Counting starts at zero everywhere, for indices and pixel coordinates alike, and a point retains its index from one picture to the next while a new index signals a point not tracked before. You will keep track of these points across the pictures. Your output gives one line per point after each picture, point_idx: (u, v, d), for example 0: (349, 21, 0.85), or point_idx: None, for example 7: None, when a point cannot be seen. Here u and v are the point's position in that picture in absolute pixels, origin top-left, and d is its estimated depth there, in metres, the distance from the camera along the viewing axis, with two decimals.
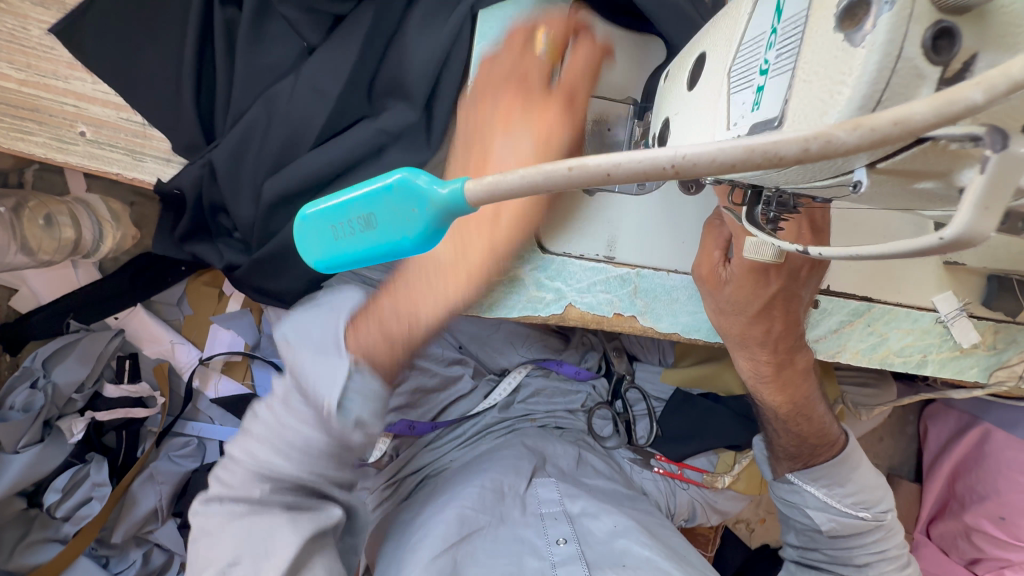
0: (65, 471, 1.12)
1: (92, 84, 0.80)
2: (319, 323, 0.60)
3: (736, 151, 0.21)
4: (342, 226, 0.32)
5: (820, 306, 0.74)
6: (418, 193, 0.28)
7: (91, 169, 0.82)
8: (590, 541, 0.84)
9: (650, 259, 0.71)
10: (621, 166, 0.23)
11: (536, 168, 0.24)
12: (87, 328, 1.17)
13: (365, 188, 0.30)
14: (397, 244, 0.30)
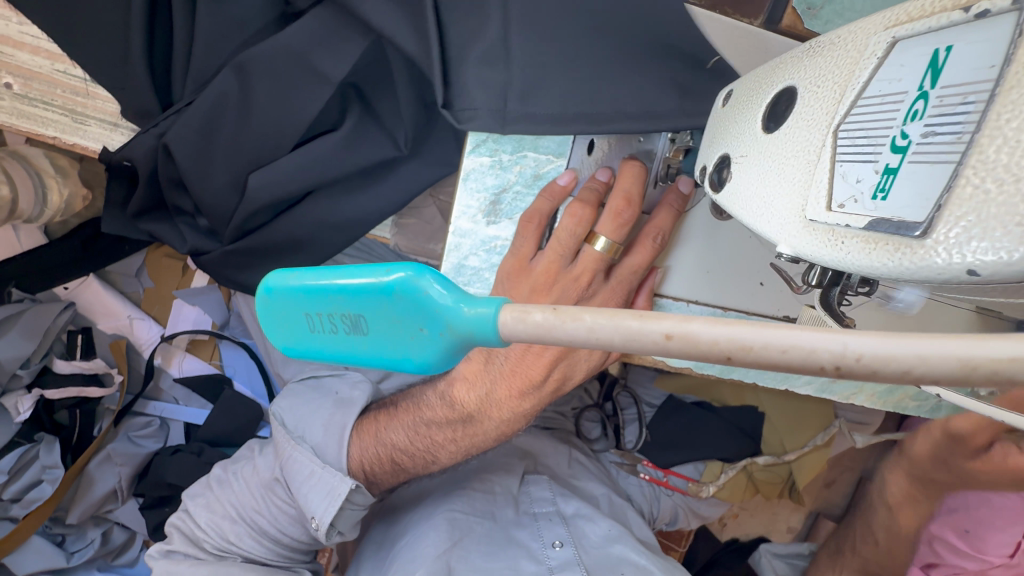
0: (10, 452, 1.01)
1: (18, 24, 0.66)
2: (322, 419, 0.66)
3: (945, 363, 0.16)
4: (318, 318, 0.24)
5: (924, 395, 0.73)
6: (430, 311, 0.21)
7: (23, 128, 0.71)
8: (585, 545, 0.82)
9: (699, 294, 0.62)
10: (753, 348, 0.17)
11: (613, 321, 0.18)
12: (32, 299, 1.05)
13: (350, 282, 0.22)
14: (396, 363, 0.23)
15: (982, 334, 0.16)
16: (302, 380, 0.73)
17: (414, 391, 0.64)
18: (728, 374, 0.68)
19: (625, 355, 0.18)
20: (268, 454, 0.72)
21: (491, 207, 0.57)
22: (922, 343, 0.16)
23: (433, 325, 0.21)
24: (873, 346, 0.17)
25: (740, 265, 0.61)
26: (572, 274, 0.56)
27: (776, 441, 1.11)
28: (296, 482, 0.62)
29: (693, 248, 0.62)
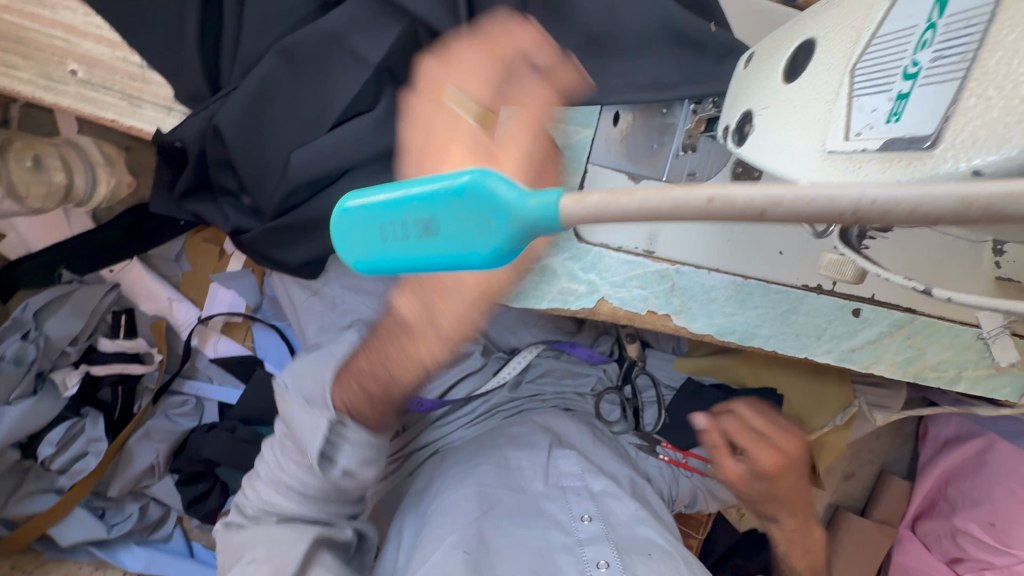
0: (59, 424, 1.09)
1: (83, 15, 0.71)
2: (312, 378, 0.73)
3: (953, 200, 0.18)
4: (392, 228, 0.27)
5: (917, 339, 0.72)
6: (498, 204, 0.24)
7: (83, 112, 0.75)
8: (615, 522, 0.80)
9: (691, 256, 0.66)
10: (782, 202, 0.20)
11: (662, 192, 0.21)
12: (80, 280, 1.11)
13: (426, 187, 0.26)
14: (463, 258, 0.26)
15: (986, 179, 0.19)
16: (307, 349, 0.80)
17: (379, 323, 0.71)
18: (748, 343, 0.70)
19: (671, 217, 0.21)
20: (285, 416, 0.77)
21: None
22: (931, 186, 0.19)
23: (499, 217, 0.24)
24: (886, 192, 0.19)
25: (754, 239, 0.66)
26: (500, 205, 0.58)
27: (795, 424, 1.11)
28: (296, 422, 0.70)
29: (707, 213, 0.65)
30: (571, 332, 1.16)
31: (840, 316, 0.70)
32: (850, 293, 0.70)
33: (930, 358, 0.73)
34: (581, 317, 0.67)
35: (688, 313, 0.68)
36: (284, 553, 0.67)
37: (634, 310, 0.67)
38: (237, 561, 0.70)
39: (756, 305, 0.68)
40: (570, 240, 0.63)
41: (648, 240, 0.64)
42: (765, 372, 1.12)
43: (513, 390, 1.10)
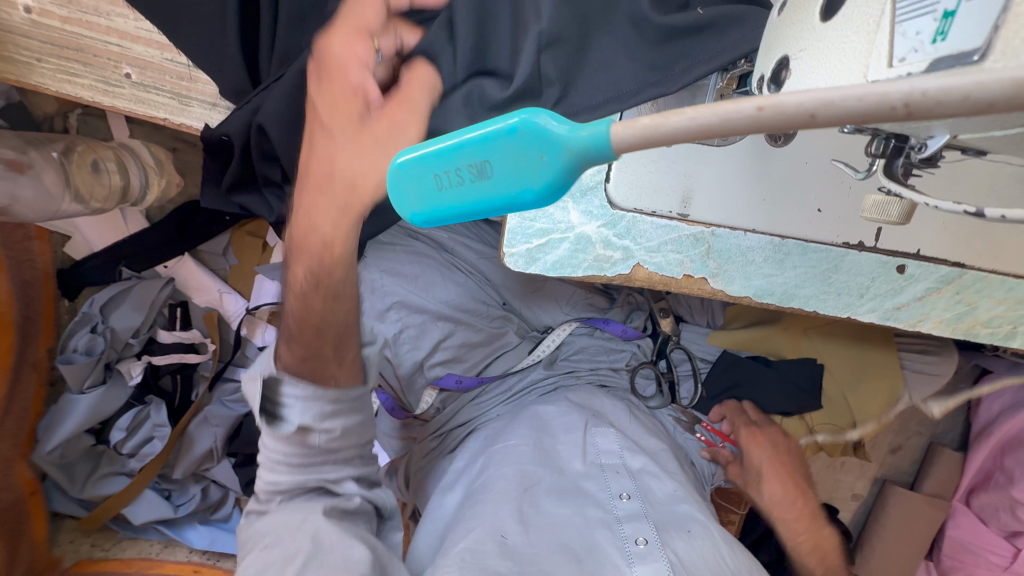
0: (128, 411, 1.18)
1: (134, 20, 0.76)
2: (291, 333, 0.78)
3: (1002, 86, 0.21)
4: (448, 175, 0.31)
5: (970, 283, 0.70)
6: (550, 140, 0.28)
7: (139, 114, 0.81)
8: (652, 500, 0.74)
9: (729, 218, 0.65)
10: (831, 105, 0.23)
11: (714, 109, 0.24)
12: (139, 276, 1.19)
13: (479, 133, 0.29)
14: (516, 197, 0.29)
15: None
16: None
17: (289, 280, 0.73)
18: (787, 304, 0.70)
19: (725, 131, 0.24)
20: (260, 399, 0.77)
21: None
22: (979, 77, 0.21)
23: (552, 152, 0.28)
24: (937, 84, 0.22)
25: (793, 194, 0.65)
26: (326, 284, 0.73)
27: (839, 396, 1.09)
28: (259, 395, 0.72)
29: (745, 172, 0.64)
30: (604, 308, 1.16)
31: (882, 273, 0.69)
32: (894, 249, 0.68)
33: (977, 313, 0.71)
34: (616, 284, 0.68)
35: (724, 276, 0.68)
36: (291, 537, 0.65)
37: (669, 275, 0.67)
38: (249, 550, 0.68)
39: (794, 265, 0.68)
40: (602, 208, 0.64)
41: (682, 203, 0.65)
42: (804, 342, 1.10)
43: (548, 367, 1.12)
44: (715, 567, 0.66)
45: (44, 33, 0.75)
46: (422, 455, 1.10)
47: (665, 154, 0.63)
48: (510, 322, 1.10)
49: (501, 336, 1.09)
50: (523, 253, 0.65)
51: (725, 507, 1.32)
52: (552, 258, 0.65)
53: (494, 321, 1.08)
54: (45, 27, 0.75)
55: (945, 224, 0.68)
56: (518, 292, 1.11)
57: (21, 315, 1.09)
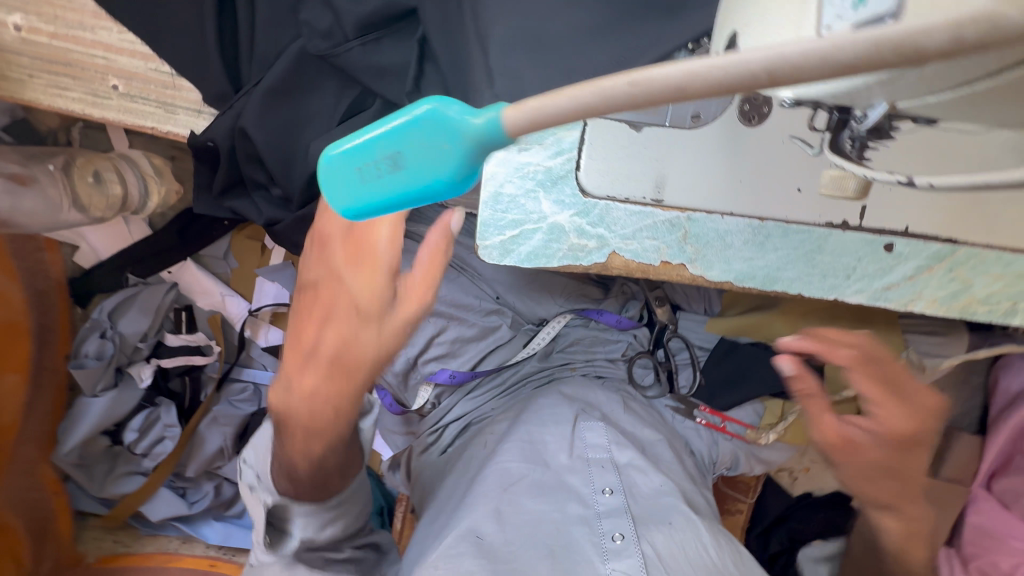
0: (139, 413, 1.22)
1: (118, 33, 0.78)
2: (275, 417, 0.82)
3: (846, 52, 0.23)
4: (367, 167, 0.33)
5: (962, 260, 0.67)
6: (451, 128, 0.31)
7: (128, 124, 0.83)
8: (637, 494, 0.73)
9: (704, 201, 0.64)
10: (694, 77, 0.25)
11: (596, 85, 0.27)
12: (144, 282, 1.22)
13: (389, 125, 0.32)
14: (430, 184, 0.33)
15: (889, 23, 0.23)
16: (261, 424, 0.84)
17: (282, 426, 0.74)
18: (771, 287, 0.68)
19: (604, 104, 0.27)
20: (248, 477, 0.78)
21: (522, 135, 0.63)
22: (831, 44, 0.24)
23: (452, 140, 0.31)
24: (796, 49, 0.24)
25: (769, 175, 0.63)
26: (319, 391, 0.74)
27: None
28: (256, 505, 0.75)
29: (718, 154, 0.63)
30: (598, 298, 1.14)
31: (870, 252, 0.67)
32: (879, 227, 0.66)
33: (974, 290, 0.68)
34: (593, 273, 0.67)
35: (703, 261, 0.67)
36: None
37: (646, 262, 0.66)
38: None
39: (775, 248, 0.67)
40: (573, 197, 0.64)
41: (655, 188, 0.64)
42: (804, 326, 1.08)
43: (543, 360, 1.13)
44: (697, 564, 0.65)
45: (34, 49, 0.78)
46: (421, 451, 1.08)
47: (634, 139, 0.62)
48: (502, 315, 1.10)
49: (495, 330, 1.10)
50: (496, 245, 0.65)
51: (733, 496, 1.30)
52: (526, 249, 0.65)
53: (486, 315, 1.09)
54: (35, 44, 0.78)
55: (932, 198, 0.66)
56: (510, 285, 1.09)
57: (37, 323, 1.14)
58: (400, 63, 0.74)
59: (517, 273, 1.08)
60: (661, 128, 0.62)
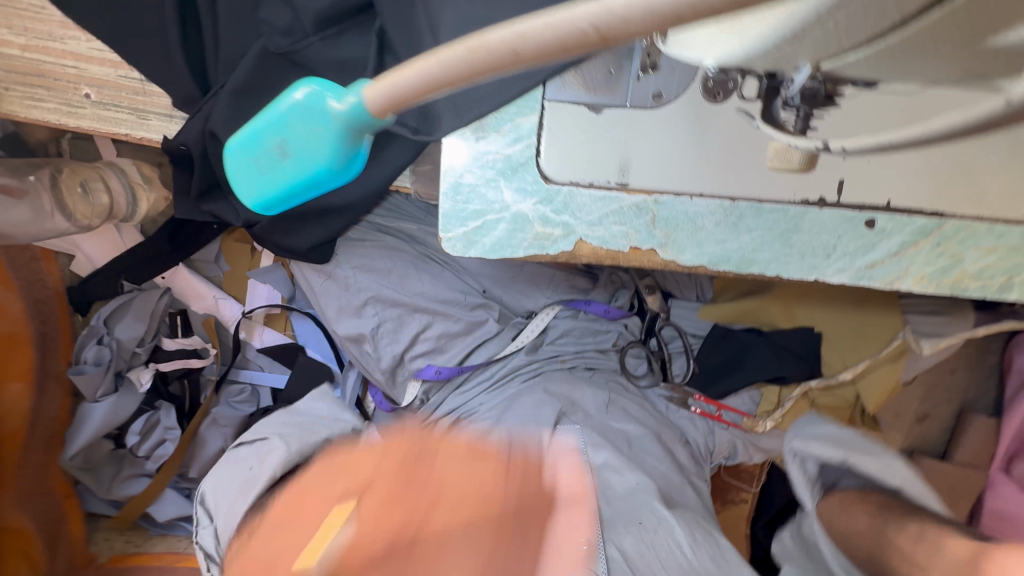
0: (140, 416, 1.24)
1: (87, 41, 0.78)
2: (246, 450, 0.81)
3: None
4: (265, 155, 0.41)
5: (952, 234, 0.64)
6: (323, 112, 0.39)
7: (103, 131, 0.83)
8: (609, 495, 0.76)
9: (671, 183, 0.62)
10: (526, 41, 0.29)
11: (436, 56, 0.32)
12: (139, 288, 1.25)
13: (274, 117, 0.40)
14: (319, 160, 0.41)
15: None
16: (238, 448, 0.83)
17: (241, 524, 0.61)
18: (746, 270, 0.65)
19: (447, 72, 0.32)
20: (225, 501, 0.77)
21: (479, 123, 0.62)
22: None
23: (328, 122, 0.39)
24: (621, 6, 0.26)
25: (736, 153, 0.62)
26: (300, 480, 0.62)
27: (838, 364, 1.03)
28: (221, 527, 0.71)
29: (683, 134, 0.61)
30: (586, 288, 1.13)
31: (850, 229, 0.64)
32: (859, 202, 0.63)
33: (967, 265, 0.64)
34: (561, 261, 0.65)
35: (674, 244, 0.64)
36: None
37: (615, 248, 0.64)
38: None
39: (749, 228, 0.64)
40: (535, 184, 0.62)
41: (619, 171, 0.62)
42: (798, 309, 1.04)
43: (531, 352, 1.09)
44: (669, 563, 0.68)
45: (8, 62, 0.79)
46: None
47: (595, 122, 0.61)
48: (489, 308, 1.08)
49: (481, 326, 1.07)
50: (459, 237, 0.63)
51: (736, 486, 1.28)
52: (491, 240, 0.64)
53: (473, 309, 1.07)
54: (9, 56, 0.79)
55: (915, 170, 0.63)
56: (495, 279, 1.09)
57: (37, 332, 1.17)
58: (362, 57, 0.74)
59: (502, 266, 1.08)
60: (622, 109, 0.61)
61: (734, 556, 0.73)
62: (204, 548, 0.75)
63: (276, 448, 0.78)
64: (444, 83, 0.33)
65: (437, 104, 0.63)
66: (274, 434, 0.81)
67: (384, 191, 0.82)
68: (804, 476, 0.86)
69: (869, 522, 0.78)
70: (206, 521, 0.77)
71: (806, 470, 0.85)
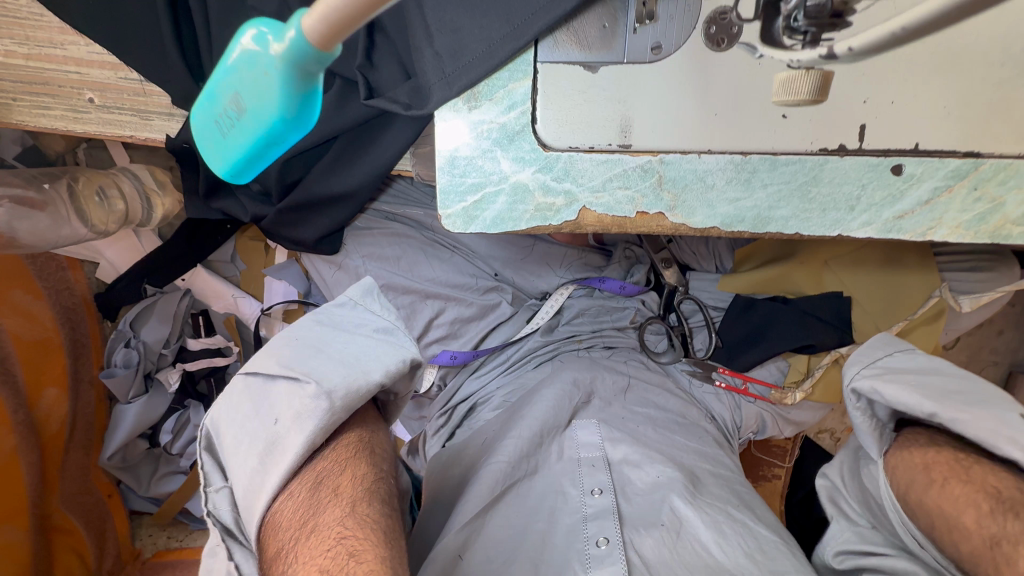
0: (171, 416, 1.29)
1: (86, 46, 0.79)
2: (271, 392, 0.54)
3: None
4: (223, 113, 0.42)
5: (992, 178, 0.58)
6: (262, 59, 0.38)
7: (109, 135, 0.84)
8: (629, 493, 0.68)
9: (675, 141, 0.59)
10: None
11: None
12: (161, 291, 1.28)
13: (226, 75, 0.40)
14: (262, 110, 0.40)
15: None
16: (258, 394, 0.55)
17: (299, 490, 0.49)
18: (763, 229, 0.61)
19: None
20: (261, 438, 0.51)
21: (471, 93, 0.59)
22: None
23: (267, 68, 0.38)
24: None
25: (746, 103, 0.58)
26: (331, 515, 0.46)
27: (871, 327, 0.96)
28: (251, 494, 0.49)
29: (685, 86, 0.58)
30: (599, 266, 1.11)
31: (875, 177, 0.59)
32: (883, 147, 0.59)
33: (1010, 211, 0.59)
34: (566, 232, 0.63)
35: (679, 205, 0.61)
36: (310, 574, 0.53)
37: (621, 215, 0.61)
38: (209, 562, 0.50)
39: (764, 183, 0.60)
40: (533, 152, 0.60)
41: (621, 132, 0.59)
42: (825, 273, 0.99)
43: (547, 334, 1.05)
44: (693, 564, 0.60)
45: (15, 72, 0.81)
46: (432, 434, 1.01)
47: (591, 82, 0.58)
48: (502, 291, 1.07)
49: (495, 308, 1.06)
50: (459, 213, 0.62)
51: (768, 461, 1.24)
52: (491, 214, 0.62)
53: (485, 293, 1.06)
54: (15, 67, 0.81)
55: (945, 107, 0.58)
56: (507, 261, 1.07)
57: (68, 339, 1.20)
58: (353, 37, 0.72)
59: (512, 247, 1.05)
60: (621, 67, 0.58)
61: (779, 551, 0.62)
62: (221, 520, 0.49)
63: (312, 402, 0.51)
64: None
65: (425, 76, 0.61)
66: (305, 367, 0.54)
67: (385, 175, 0.82)
68: (871, 419, 0.64)
69: (965, 492, 0.55)
70: (218, 480, 0.52)
71: (874, 415, 0.64)
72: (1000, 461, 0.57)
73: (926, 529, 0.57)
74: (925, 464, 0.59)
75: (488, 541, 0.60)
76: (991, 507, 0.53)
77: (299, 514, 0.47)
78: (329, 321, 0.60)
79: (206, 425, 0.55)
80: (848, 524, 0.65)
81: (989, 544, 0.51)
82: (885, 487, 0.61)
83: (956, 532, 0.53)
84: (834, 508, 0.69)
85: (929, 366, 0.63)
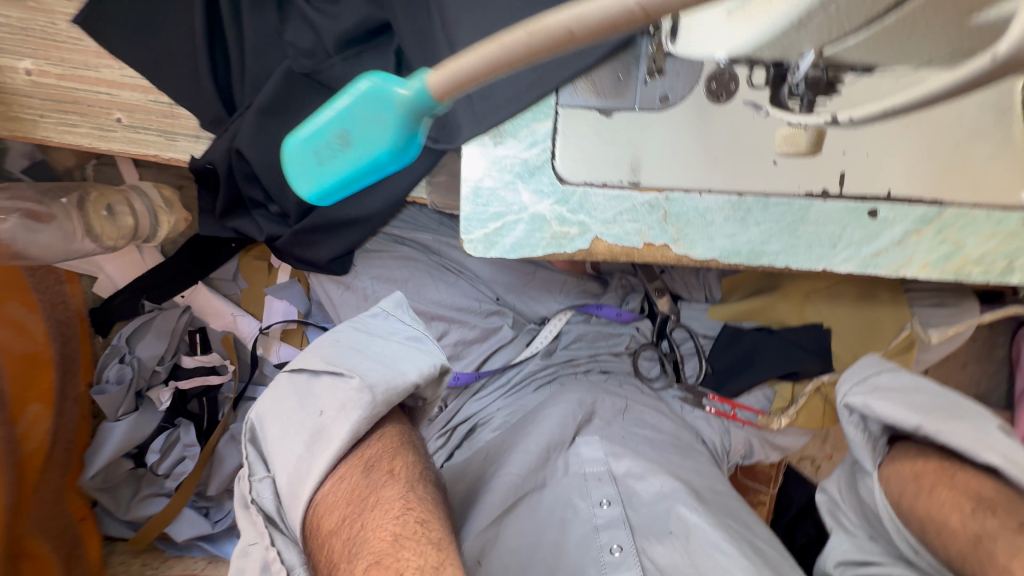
0: (160, 435, 1.26)
1: (120, 69, 0.83)
2: (316, 386, 0.57)
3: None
4: (327, 145, 0.50)
5: (951, 223, 0.66)
6: (379, 105, 0.47)
7: (132, 153, 0.87)
8: (635, 504, 0.72)
9: (681, 181, 0.65)
10: (581, 23, 0.35)
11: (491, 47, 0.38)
12: (159, 307, 1.27)
13: (341, 115, 0.48)
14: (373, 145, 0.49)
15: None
16: (294, 390, 0.58)
17: (350, 474, 0.51)
18: (756, 262, 0.67)
19: (501, 50, 0.38)
20: (303, 432, 0.54)
21: (496, 130, 0.65)
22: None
23: (384, 112, 0.47)
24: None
25: (742, 147, 0.65)
26: (391, 497, 0.49)
27: (848, 355, 1.03)
28: (296, 487, 0.51)
29: (686, 132, 0.65)
30: (597, 293, 1.16)
31: (854, 220, 0.67)
32: (861, 193, 0.66)
33: (970, 252, 0.67)
34: (578, 259, 0.67)
35: (682, 237, 0.66)
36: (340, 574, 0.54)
37: (629, 245, 0.67)
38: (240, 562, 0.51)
39: (757, 221, 0.66)
40: (552, 185, 0.65)
41: (631, 171, 0.65)
42: (806, 306, 1.06)
43: (546, 358, 1.10)
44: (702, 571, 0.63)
45: (45, 91, 0.84)
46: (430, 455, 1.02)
47: (605, 125, 0.65)
48: (503, 315, 1.11)
49: (496, 332, 1.10)
50: (480, 239, 0.66)
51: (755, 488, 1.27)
52: (510, 240, 0.66)
53: (487, 316, 1.10)
54: (46, 85, 0.83)
55: (911, 160, 0.66)
56: (509, 286, 1.11)
57: (59, 353, 1.18)
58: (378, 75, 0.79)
59: (515, 273, 1.10)
60: (630, 113, 0.65)
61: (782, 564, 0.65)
62: (264, 508, 0.52)
63: (356, 394, 0.53)
64: (501, 65, 0.39)
65: (454, 113, 0.67)
66: (351, 368, 0.56)
67: (402, 201, 0.86)
68: (863, 432, 0.69)
69: (950, 497, 0.60)
70: (261, 470, 0.55)
71: (868, 428, 0.69)
72: (978, 466, 0.62)
73: (918, 534, 0.61)
74: (915, 473, 0.64)
75: (505, 551, 0.64)
76: (973, 508, 0.58)
77: (354, 493, 0.50)
78: (365, 328, 0.63)
79: (249, 418, 0.58)
80: (848, 536, 0.69)
81: (973, 541, 0.56)
82: (880, 497, 0.66)
83: (944, 534, 0.58)
84: (833, 520, 0.73)
85: (913, 384, 0.69)
